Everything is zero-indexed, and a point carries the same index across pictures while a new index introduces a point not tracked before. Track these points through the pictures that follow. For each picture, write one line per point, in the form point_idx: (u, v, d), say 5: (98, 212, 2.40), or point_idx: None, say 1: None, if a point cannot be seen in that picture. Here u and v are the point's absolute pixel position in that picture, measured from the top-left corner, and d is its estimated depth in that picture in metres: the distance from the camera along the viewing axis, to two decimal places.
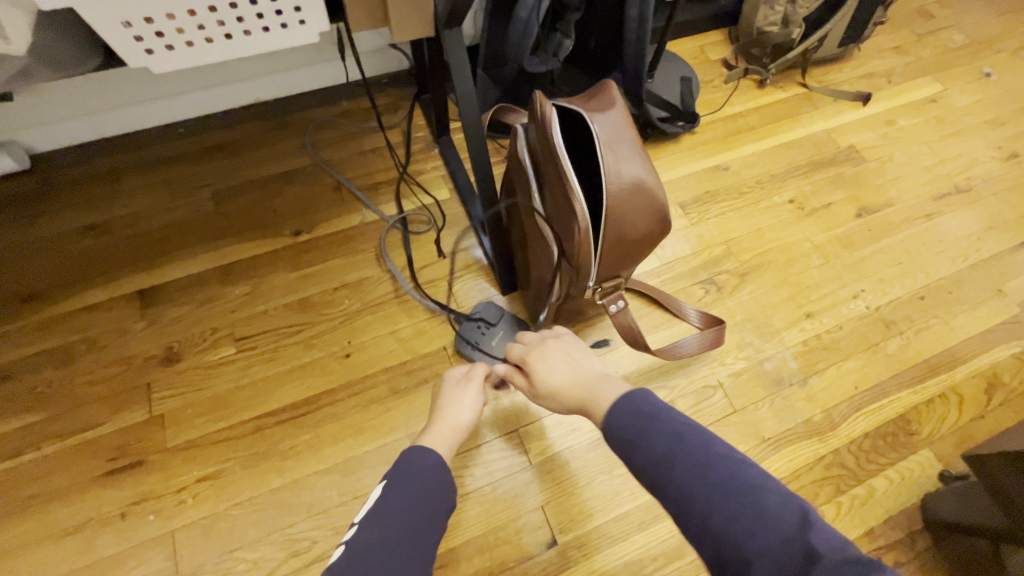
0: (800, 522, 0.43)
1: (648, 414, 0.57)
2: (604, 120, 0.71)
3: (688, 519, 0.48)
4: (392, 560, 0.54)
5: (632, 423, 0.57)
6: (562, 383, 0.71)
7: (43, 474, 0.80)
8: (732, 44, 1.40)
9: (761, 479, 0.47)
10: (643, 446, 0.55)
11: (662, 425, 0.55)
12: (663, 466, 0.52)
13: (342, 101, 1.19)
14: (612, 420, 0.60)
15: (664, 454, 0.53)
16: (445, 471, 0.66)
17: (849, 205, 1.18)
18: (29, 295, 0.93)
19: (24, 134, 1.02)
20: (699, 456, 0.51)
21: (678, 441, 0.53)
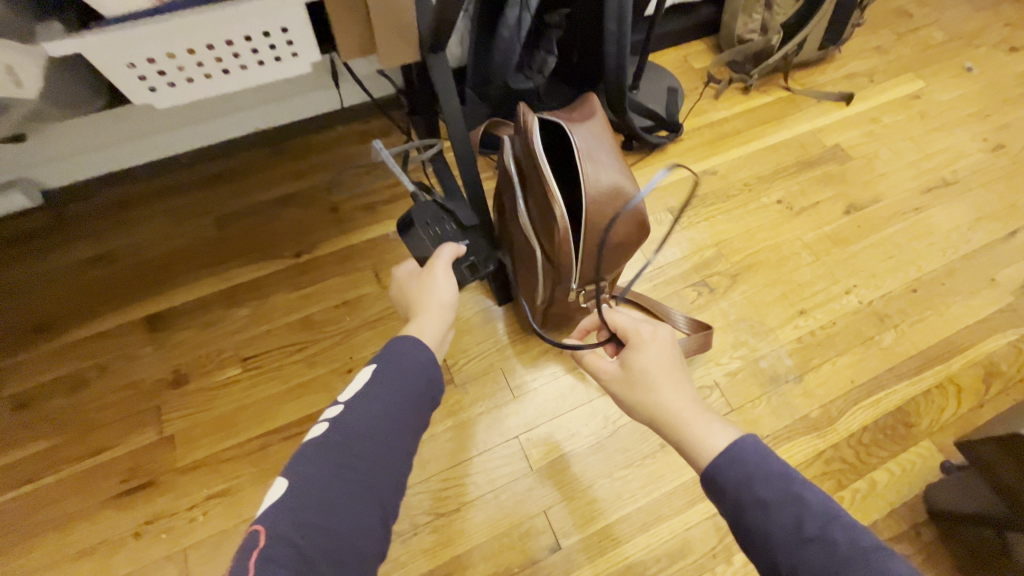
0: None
1: (778, 477, 0.49)
2: (584, 131, 0.75)
3: None
4: (353, 463, 0.50)
5: (764, 484, 0.49)
6: (663, 393, 0.61)
7: (58, 498, 0.83)
8: (714, 53, 1.43)
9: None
10: (779, 513, 0.47)
11: (804, 493, 0.47)
12: (803, 547, 0.45)
13: (337, 125, 1.24)
14: (737, 470, 0.50)
15: (817, 532, 0.45)
16: (432, 369, 0.61)
17: (838, 203, 1.20)
18: (43, 325, 0.97)
19: (35, 172, 1.07)
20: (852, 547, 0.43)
21: (821, 520, 0.45)
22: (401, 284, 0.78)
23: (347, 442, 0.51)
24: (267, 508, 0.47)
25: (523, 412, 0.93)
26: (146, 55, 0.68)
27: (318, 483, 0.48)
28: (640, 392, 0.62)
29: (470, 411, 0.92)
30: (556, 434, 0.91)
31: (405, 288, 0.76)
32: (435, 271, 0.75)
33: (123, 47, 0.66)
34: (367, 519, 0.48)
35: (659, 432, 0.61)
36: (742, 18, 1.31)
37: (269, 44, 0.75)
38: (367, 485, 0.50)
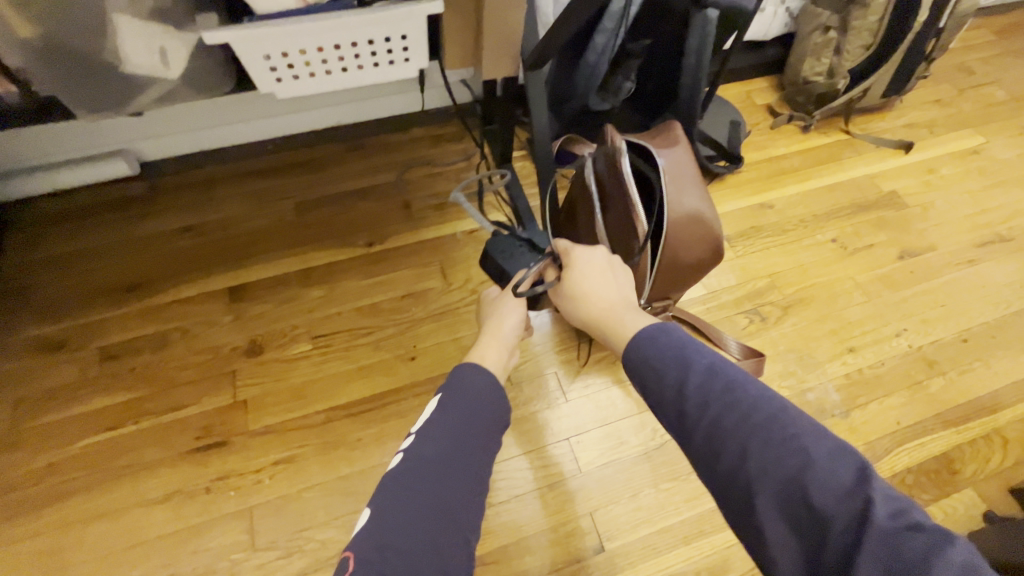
0: (859, 477, 0.43)
1: (689, 355, 0.55)
2: (669, 156, 0.80)
3: (722, 460, 0.48)
4: (434, 487, 0.55)
5: (680, 362, 0.55)
6: (591, 301, 0.70)
7: (138, 447, 0.88)
8: (777, 91, 1.48)
9: (813, 432, 0.46)
10: (670, 376, 0.54)
11: (693, 357, 0.55)
12: (706, 410, 0.50)
13: (414, 127, 1.31)
14: (644, 349, 0.58)
15: (698, 385, 0.52)
16: (497, 393, 0.67)
17: (891, 247, 1.22)
18: (134, 285, 1.04)
19: (138, 144, 1.16)
20: (750, 406, 0.49)
21: (724, 386, 0.51)
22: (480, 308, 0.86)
23: (424, 470, 0.56)
24: (358, 537, 0.50)
25: (574, 416, 0.96)
26: (282, 48, 0.76)
27: (404, 513, 0.52)
28: (577, 302, 0.71)
29: (524, 409, 0.96)
30: (605, 441, 0.94)
31: (484, 309, 0.85)
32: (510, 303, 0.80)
33: (266, 41, 0.74)
34: (450, 541, 0.52)
35: (594, 332, 0.70)
36: (810, 61, 1.36)
37: (387, 48, 0.82)
38: (446, 511, 0.54)
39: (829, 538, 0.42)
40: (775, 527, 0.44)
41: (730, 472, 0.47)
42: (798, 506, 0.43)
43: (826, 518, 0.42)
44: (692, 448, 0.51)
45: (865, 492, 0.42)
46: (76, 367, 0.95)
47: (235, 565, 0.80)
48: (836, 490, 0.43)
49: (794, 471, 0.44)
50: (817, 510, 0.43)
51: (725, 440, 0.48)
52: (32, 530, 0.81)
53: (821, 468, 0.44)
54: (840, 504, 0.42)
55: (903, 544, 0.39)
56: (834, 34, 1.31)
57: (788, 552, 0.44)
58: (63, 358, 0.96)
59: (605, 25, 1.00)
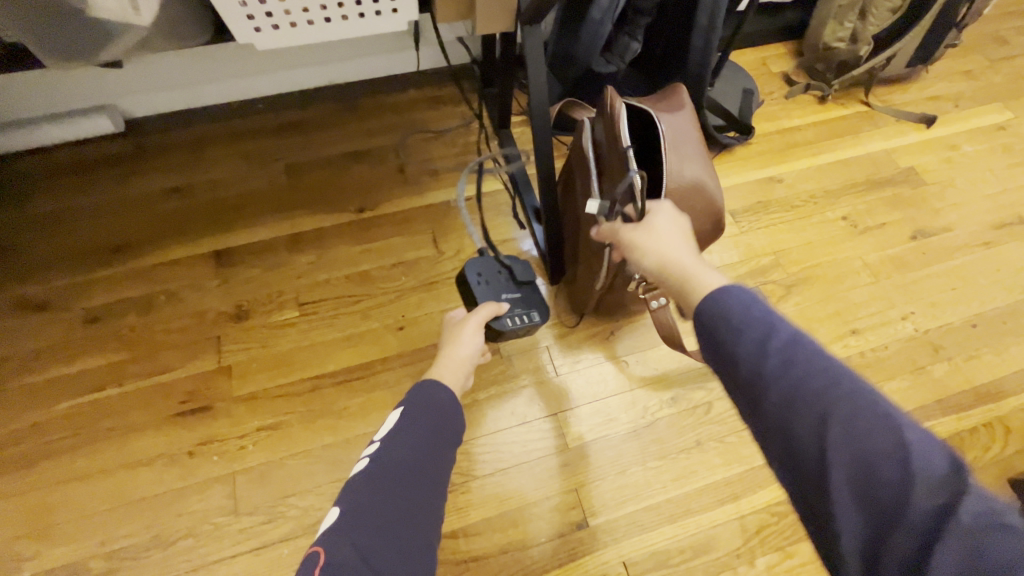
0: (960, 473, 0.34)
1: (775, 311, 0.43)
2: (671, 120, 0.75)
3: (796, 429, 0.39)
4: (399, 494, 0.55)
5: (759, 318, 0.43)
6: (672, 245, 0.59)
7: (123, 409, 0.88)
8: (795, 58, 1.39)
9: (909, 413, 0.37)
10: (746, 328, 0.43)
11: (781, 315, 0.43)
12: (786, 373, 0.40)
13: (409, 88, 1.25)
14: (732, 290, 0.46)
15: (782, 345, 0.41)
16: (456, 405, 0.66)
17: (905, 227, 1.17)
18: (119, 247, 1.02)
19: (123, 99, 1.12)
20: (836, 376, 0.39)
21: (812, 355, 0.40)
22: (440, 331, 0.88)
23: (393, 474, 0.56)
24: (325, 534, 0.51)
25: (565, 390, 0.94)
26: None
27: (367, 522, 0.51)
28: (655, 240, 0.61)
29: (513, 383, 0.94)
30: (594, 417, 0.92)
31: (443, 330, 0.85)
32: (467, 321, 0.82)
33: None
34: (415, 544, 0.52)
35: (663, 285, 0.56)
36: (832, 25, 1.27)
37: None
38: (412, 515, 0.54)
39: (909, 537, 0.33)
40: (847, 516, 0.36)
41: (803, 452, 0.38)
42: (884, 488, 0.35)
43: (908, 507, 0.34)
44: (762, 411, 0.41)
45: (967, 494, 0.33)
46: (60, 328, 0.94)
47: (219, 528, 0.80)
48: (929, 483, 0.34)
49: (879, 450, 0.36)
50: (901, 502, 0.34)
51: (802, 412, 0.38)
52: (18, 488, 0.82)
53: (916, 457, 0.35)
54: (935, 501, 0.33)
55: (995, 548, 0.31)
56: None
57: (857, 537, 0.35)
58: (47, 318, 0.94)
59: None
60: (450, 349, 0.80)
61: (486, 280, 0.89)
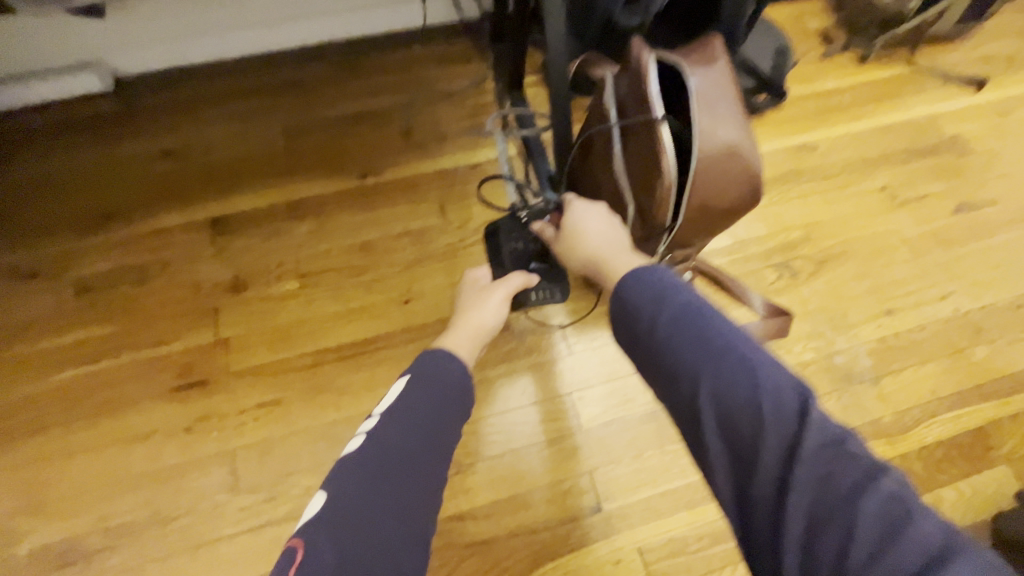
0: (801, 406, 0.40)
1: (670, 287, 0.50)
2: (704, 75, 0.67)
3: (679, 392, 0.44)
4: (394, 478, 0.50)
5: (652, 294, 0.49)
6: (587, 239, 0.68)
7: (118, 382, 0.84)
8: (834, 14, 1.28)
9: (769, 365, 0.42)
10: (643, 305, 0.49)
11: (676, 292, 0.49)
12: (671, 341, 0.46)
13: (415, 46, 1.16)
14: (634, 273, 0.52)
15: (670, 318, 0.47)
16: (467, 381, 0.62)
17: (948, 199, 1.08)
18: (111, 213, 0.97)
19: (110, 55, 1.04)
20: (710, 337, 0.45)
21: (692, 320, 0.46)
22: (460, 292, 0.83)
23: (391, 455, 0.52)
24: (310, 520, 0.47)
25: (579, 369, 0.89)
26: None
27: (358, 507, 0.47)
28: (573, 241, 0.70)
29: (524, 361, 0.89)
30: (610, 398, 0.87)
31: (463, 291, 0.83)
32: (500, 286, 0.79)
33: None
34: (408, 535, 0.48)
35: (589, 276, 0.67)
36: None
37: None
38: (406, 502, 0.50)
39: (764, 471, 0.39)
40: (718, 459, 0.41)
41: (684, 409, 0.44)
42: (743, 436, 0.40)
43: (762, 451, 0.39)
44: (656, 377, 0.47)
45: (808, 424, 0.39)
46: (51, 297, 0.90)
47: (218, 506, 0.78)
48: (779, 421, 0.40)
49: (741, 403, 0.41)
50: (756, 442, 0.39)
51: (681, 373, 0.44)
52: (12, 462, 0.79)
53: (767, 399, 0.40)
54: (785, 437, 0.39)
55: (834, 477, 0.36)
56: None
57: (728, 482, 0.41)
58: (38, 287, 0.90)
59: None
60: (479, 312, 0.76)
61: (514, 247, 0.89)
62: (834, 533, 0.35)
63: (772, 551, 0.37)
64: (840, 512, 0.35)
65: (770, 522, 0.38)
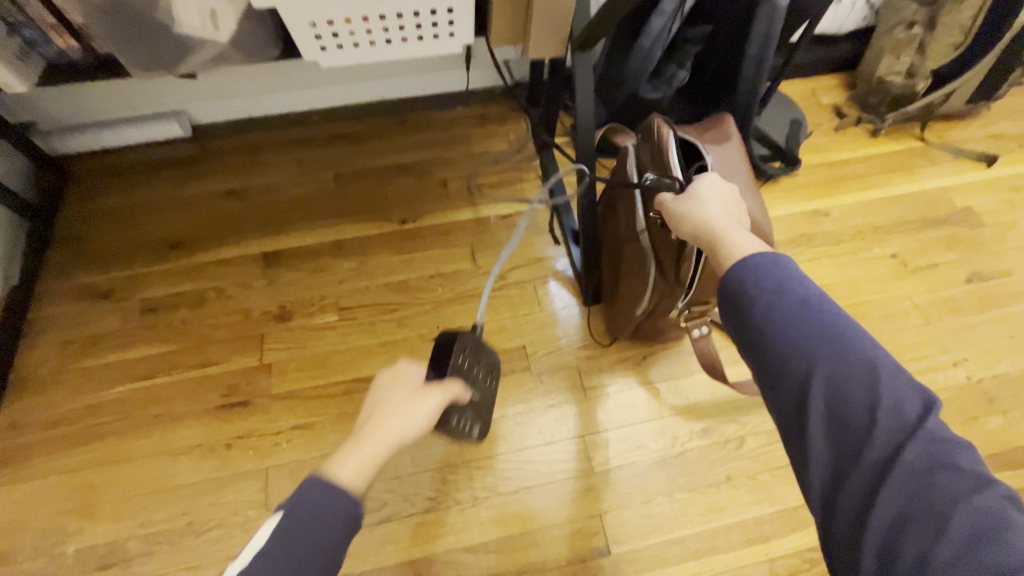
0: (920, 415, 0.41)
1: (792, 283, 0.49)
2: (718, 153, 0.76)
3: (785, 382, 0.45)
4: None
5: (774, 289, 0.48)
6: (706, 209, 0.62)
7: (169, 398, 0.92)
8: (846, 91, 1.37)
9: (890, 370, 0.43)
10: (759, 296, 0.49)
11: (795, 288, 0.48)
12: (785, 337, 0.46)
13: (457, 106, 1.29)
14: (760, 260, 0.51)
15: (790, 313, 0.47)
16: (356, 513, 0.49)
17: (960, 269, 1.12)
18: (177, 243, 1.08)
19: (192, 106, 1.19)
20: (834, 339, 0.45)
21: (814, 321, 0.46)
22: (380, 386, 0.63)
23: None
24: None
25: (594, 414, 0.93)
26: (327, 15, 0.75)
27: None
28: (689, 207, 0.64)
29: (542, 402, 0.94)
30: (621, 443, 0.91)
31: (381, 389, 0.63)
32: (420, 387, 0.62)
33: (312, 8, 0.73)
34: None
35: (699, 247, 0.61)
36: (889, 58, 1.24)
37: (432, 22, 0.80)
38: None
39: (863, 466, 0.41)
40: (820, 450, 0.43)
41: (790, 397, 0.45)
42: (853, 434, 0.42)
43: (867, 449, 0.41)
44: (762, 365, 0.48)
45: (921, 432, 0.40)
46: (118, 316, 1.00)
47: (249, 522, 0.83)
48: (895, 425, 0.41)
49: (854, 405, 0.42)
50: (866, 442, 0.41)
51: (794, 365, 0.45)
52: (68, 466, 0.87)
53: (885, 405, 0.42)
54: (896, 443, 0.40)
55: (931, 483, 0.38)
56: (918, 29, 1.17)
57: (825, 472, 0.43)
58: (107, 306, 1.01)
59: (664, 8, 0.95)
60: (404, 420, 0.58)
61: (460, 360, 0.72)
62: (921, 527, 0.37)
63: (852, 538, 0.40)
64: (932, 514, 0.38)
65: (859, 511, 0.40)
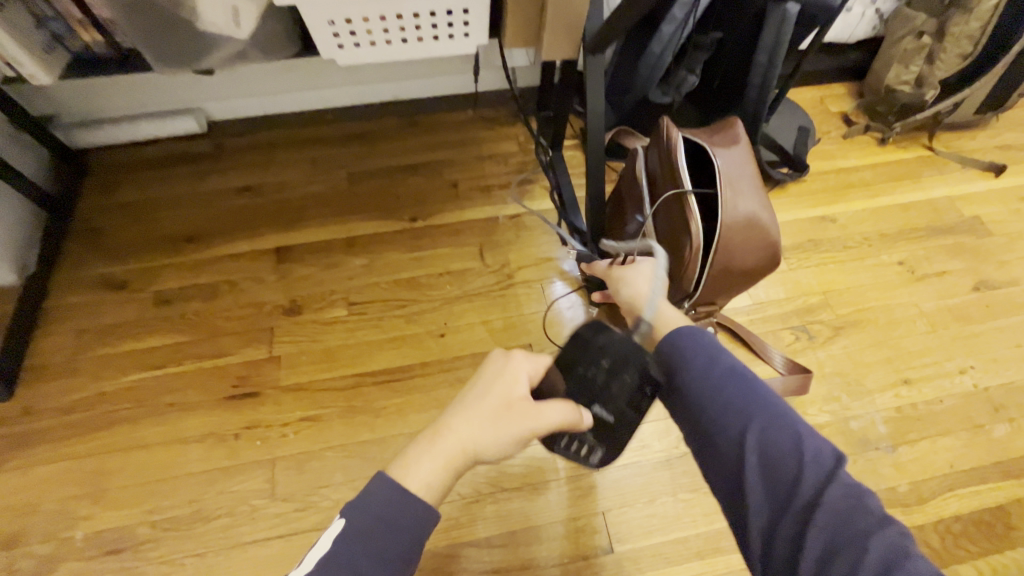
0: (834, 461, 0.50)
1: (719, 348, 0.60)
2: (727, 156, 0.76)
3: (723, 434, 0.54)
4: None
5: (706, 355, 0.59)
6: (640, 286, 0.73)
7: (180, 387, 0.93)
8: (855, 99, 1.38)
9: (801, 421, 0.53)
10: (698, 360, 0.59)
11: (723, 353, 0.59)
12: (722, 395, 0.56)
13: (469, 108, 1.31)
14: (686, 337, 0.61)
15: (721, 374, 0.57)
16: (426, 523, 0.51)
17: (967, 277, 1.12)
18: (191, 236, 1.10)
19: (209, 103, 1.21)
20: (753, 395, 0.55)
21: (736, 380, 0.56)
22: (484, 380, 0.60)
23: None
24: None
25: None
26: (346, 14, 0.76)
27: None
28: (627, 283, 0.75)
29: None
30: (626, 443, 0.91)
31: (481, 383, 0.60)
32: (526, 398, 0.59)
33: (332, 6, 0.75)
34: None
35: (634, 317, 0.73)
36: (897, 68, 1.24)
37: (448, 22, 0.82)
38: None
39: (794, 510, 0.48)
40: (759, 496, 0.50)
41: (729, 448, 0.54)
42: (781, 480, 0.50)
43: (795, 494, 0.49)
44: (708, 423, 0.56)
45: (835, 476, 0.49)
46: (132, 306, 1.01)
47: (255, 511, 0.84)
48: (816, 471, 0.49)
49: (781, 455, 0.51)
50: (795, 488, 0.49)
51: (728, 419, 0.54)
52: (80, 452, 0.88)
53: (806, 451, 0.51)
54: (820, 486, 0.48)
55: (849, 520, 0.46)
56: (927, 40, 1.18)
57: (763, 516, 0.50)
58: (122, 297, 1.02)
59: (674, 14, 0.96)
60: (497, 433, 0.55)
61: (591, 369, 0.68)
62: (843, 561, 0.44)
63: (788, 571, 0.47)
64: (850, 548, 0.45)
65: (788, 554, 0.47)
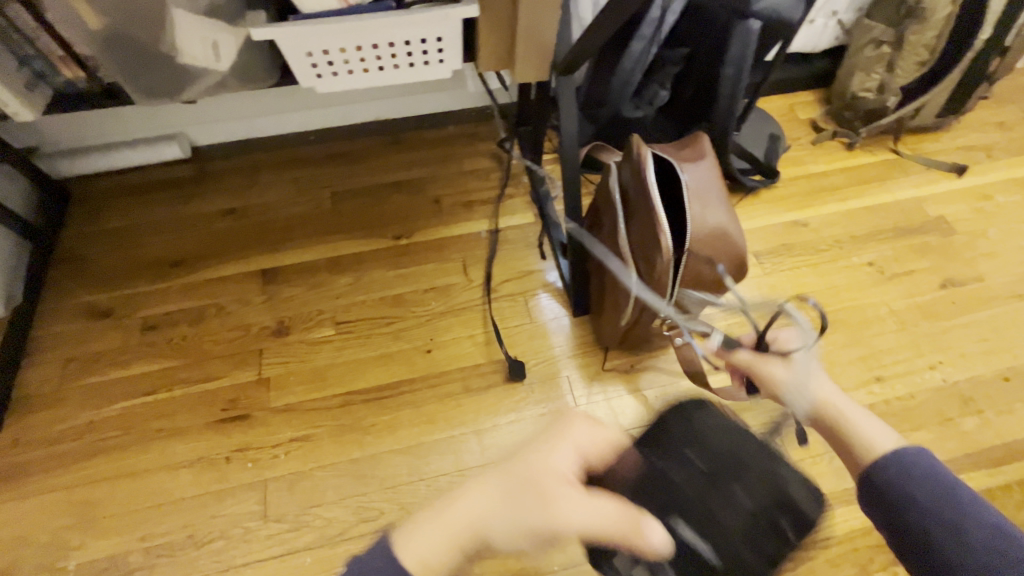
0: None
1: (944, 479, 0.53)
2: (694, 170, 0.79)
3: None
4: None
5: (921, 479, 0.53)
6: (827, 396, 0.69)
7: (170, 413, 0.94)
8: (823, 106, 1.43)
9: None
10: (916, 486, 0.53)
11: (958, 489, 0.52)
12: (950, 542, 0.49)
13: (450, 125, 1.33)
14: (889, 462, 0.56)
15: (944, 511, 0.50)
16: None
17: (934, 275, 1.16)
18: (178, 261, 1.11)
19: (192, 129, 1.23)
20: (977, 539, 0.48)
21: (965, 522, 0.49)
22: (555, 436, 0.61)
23: None
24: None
25: None
26: (323, 46, 0.79)
27: None
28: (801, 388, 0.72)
29: (534, 411, 0.97)
30: None
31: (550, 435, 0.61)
32: (558, 478, 0.57)
33: (309, 39, 0.77)
34: None
35: (819, 425, 0.69)
36: (860, 75, 1.29)
37: (423, 49, 0.84)
38: None
39: None
40: None
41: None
42: None
43: None
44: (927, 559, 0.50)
45: None
46: (120, 333, 1.02)
47: (248, 533, 0.85)
48: None
49: None
50: None
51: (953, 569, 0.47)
52: (71, 481, 0.89)
53: None
54: None
55: None
56: (887, 49, 1.23)
57: None
58: (109, 324, 1.03)
59: (643, 32, 0.99)
60: (509, 508, 0.54)
61: (670, 467, 0.65)
62: None
63: None
64: None
65: None
